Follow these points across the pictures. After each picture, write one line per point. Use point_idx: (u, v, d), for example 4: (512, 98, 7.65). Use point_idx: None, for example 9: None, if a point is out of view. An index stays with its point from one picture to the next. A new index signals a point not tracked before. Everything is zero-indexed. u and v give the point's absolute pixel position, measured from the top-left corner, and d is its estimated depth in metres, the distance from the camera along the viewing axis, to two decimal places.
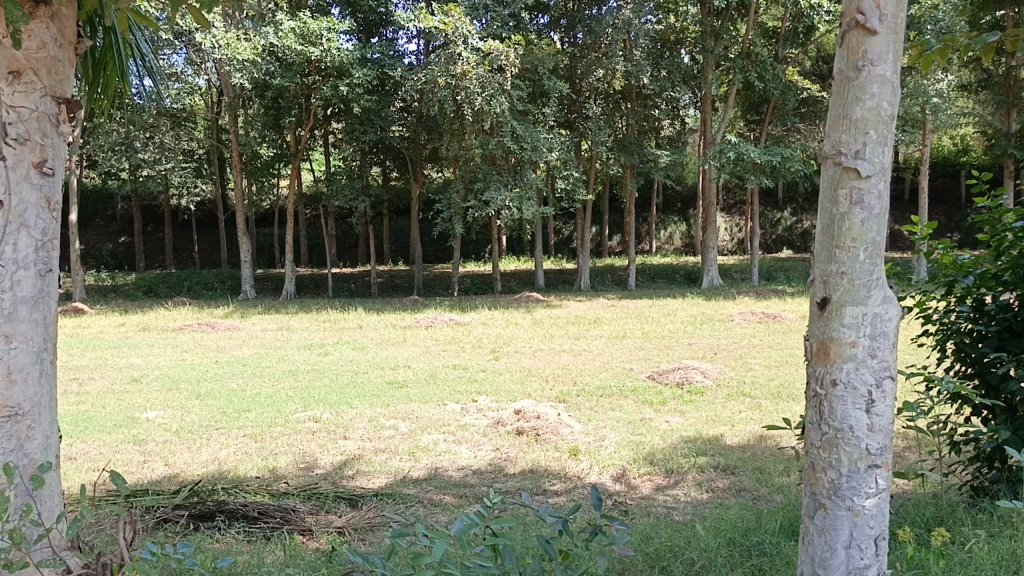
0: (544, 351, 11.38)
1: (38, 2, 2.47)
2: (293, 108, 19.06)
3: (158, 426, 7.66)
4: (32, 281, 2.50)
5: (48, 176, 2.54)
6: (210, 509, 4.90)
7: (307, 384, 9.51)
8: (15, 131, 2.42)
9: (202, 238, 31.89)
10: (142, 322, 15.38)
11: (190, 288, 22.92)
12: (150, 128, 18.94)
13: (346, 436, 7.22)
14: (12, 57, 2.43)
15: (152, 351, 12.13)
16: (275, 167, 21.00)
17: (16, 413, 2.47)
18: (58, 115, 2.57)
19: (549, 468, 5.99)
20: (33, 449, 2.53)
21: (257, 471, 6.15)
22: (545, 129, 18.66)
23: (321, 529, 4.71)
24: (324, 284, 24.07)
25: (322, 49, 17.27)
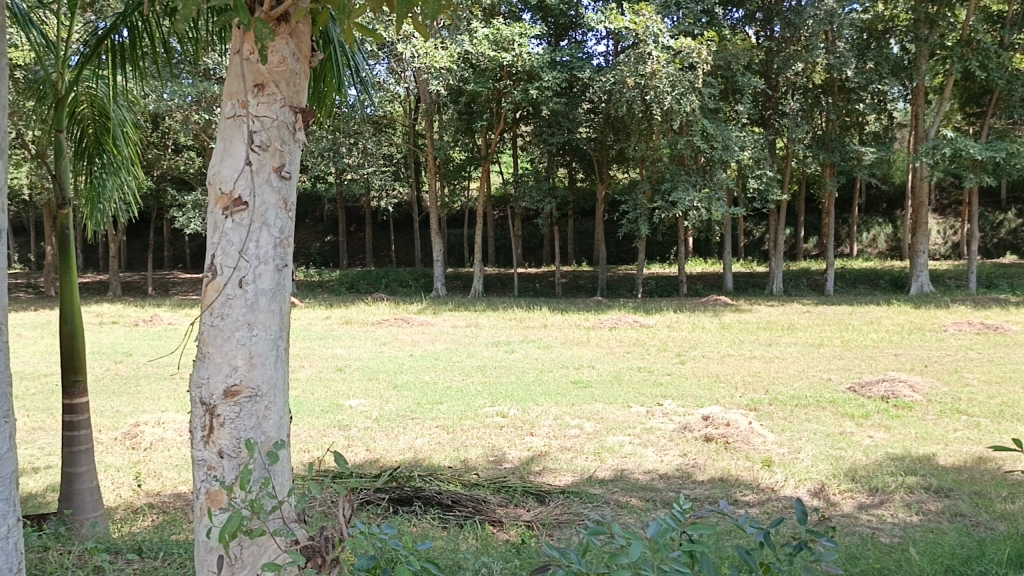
0: (733, 357, 11.02)
1: (280, 19, 2.49)
2: (484, 113, 19.72)
3: (360, 413, 8.19)
4: (271, 275, 2.47)
5: (287, 179, 2.53)
6: (409, 493, 5.19)
7: (495, 380, 9.80)
8: (258, 138, 2.44)
9: (399, 237, 33.74)
10: (345, 316, 16.49)
11: (387, 285, 24.28)
12: (354, 135, 20.30)
13: (533, 432, 7.37)
14: (257, 71, 2.47)
15: (353, 343, 13.00)
16: (466, 170, 21.83)
17: (256, 394, 2.45)
18: (296, 123, 2.56)
19: (740, 477, 5.81)
20: (270, 428, 2.51)
21: (449, 462, 6.43)
22: (736, 127, 18.09)
23: (510, 521, 4.86)
24: (510, 284, 24.64)
25: (514, 54, 17.78)
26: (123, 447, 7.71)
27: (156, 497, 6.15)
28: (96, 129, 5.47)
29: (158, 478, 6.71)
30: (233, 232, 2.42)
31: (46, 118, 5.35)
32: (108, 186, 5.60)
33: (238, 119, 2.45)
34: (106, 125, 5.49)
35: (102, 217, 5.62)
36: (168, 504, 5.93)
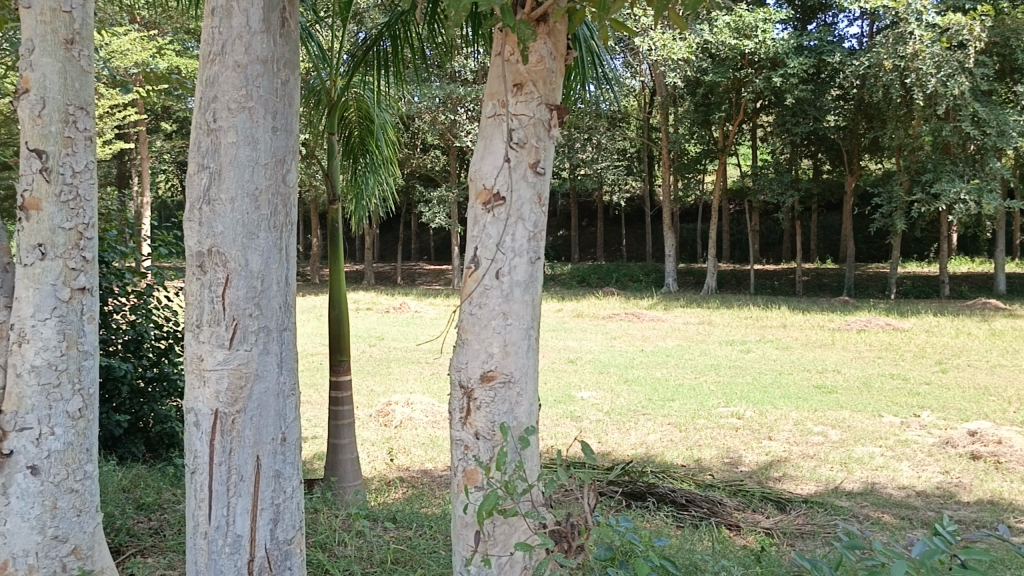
0: (1006, 368, 9.85)
1: (539, 19, 2.54)
2: (723, 104, 19.16)
3: (592, 405, 8.30)
4: (525, 267, 2.54)
5: (542, 175, 2.58)
6: (642, 489, 5.20)
7: (730, 380, 9.51)
8: (516, 136, 2.51)
9: (631, 232, 33.73)
10: (577, 309, 16.76)
11: (618, 279, 24.35)
12: (590, 131, 20.59)
13: (771, 436, 7.07)
14: (516, 71, 2.55)
15: (585, 336, 13.20)
16: (702, 163, 21.37)
17: (509, 380, 2.53)
18: (551, 121, 2.60)
19: (1014, 503, 5.20)
20: (521, 414, 2.57)
21: (682, 460, 6.34)
22: (1016, 110, 16.11)
23: (748, 527, 4.71)
24: (746, 281, 23.76)
25: (756, 42, 17.08)
26: (376, 423, 8.40)
27: (405, 472, 6.64)
28: (361, 131, 5.98)
29: (407, 454, 7.25)
30: (491, 226, 2.52)
31: (320, 122, 5.92)
32: (369, 183, 6.16)
33: (497, 118, 2.54)
34: (370, 128, 5.99)
35: (364, 211, 6.23)
36: (417, 479, 6.39)
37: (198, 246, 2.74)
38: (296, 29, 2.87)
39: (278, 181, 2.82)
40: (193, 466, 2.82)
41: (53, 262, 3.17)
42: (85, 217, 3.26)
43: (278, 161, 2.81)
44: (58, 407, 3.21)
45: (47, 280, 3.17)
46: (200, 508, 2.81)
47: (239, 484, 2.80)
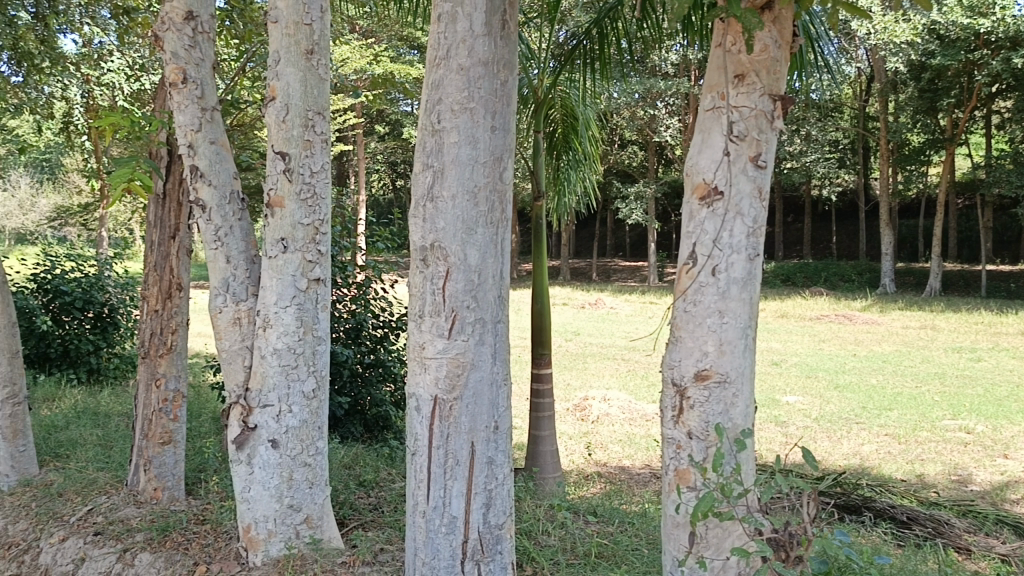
0: None
1: (763, 7, 2.45)
2: (952, 89, 17.55)
3: (798, 411, 7.91)
4: (743, 264, 2.45)
5: (762, 168, 2.48)
6: (857, 502, 4.90)
7: (957, 391, 8.71)
8: (736, 128, 2.44)
9: (842, 228, 31.77)
10: (782, 310, 16.03)
11: (827, 279, 23.02)
12: (799, 122, 19.64)
13: (1007, 455, 6.41)
14: (738, 62, 2.47)
15: (791, 338, 12.60)
16: (926, 154, 19.69)
17: (725, 380, 2.46)
18: (774, 112, 2.49)
19: None
20: (736, 415, 2.50)
21: (902, 475, 5.90)
22: None
23: (980, 551, 4.30)
24: (976, 283, 21.64)
25: (994, 20, 15.47)
26: (574, 417, 8.50)
27: (603, 467, 6.68)
28: (565, 128, 6.06)
29: (605, 450, 7.28)
30: (708, 221, 2.45)
31: (526, 119, 6.06)
32: (571, 179, 6.19)
33: (717, 111, 2.48)
34: (574, 125, 6.04)
35: (565, 207, 6.24)
36: (615, 475, 6.40)
37: (421, 241, 2.90)
38: (515, 30, 2.96)
39: (496, 179, 2.92)
40: (413, 448, 2.99)
41: (292, 255, 3.47)
42: (321, 213, 3.55)
43: (496, 159, 2.90)
44: (295, 387, 3.52)
45: (288, 270, 3.48)
46: (419, 488, 2.98)
47: (455, 468, 2.94)
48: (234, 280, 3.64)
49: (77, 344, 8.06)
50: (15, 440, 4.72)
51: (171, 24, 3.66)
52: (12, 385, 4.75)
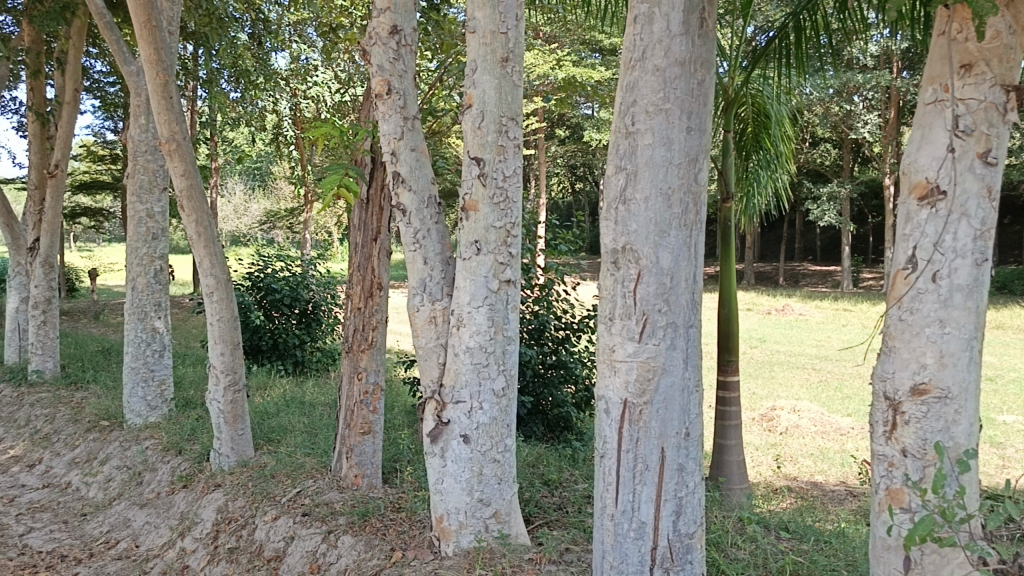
0: None
1: None
2: None
3: (1018, 432, 7.16)
4: (969, 270, 2.25)
5: (992, 166, 2.26)
6: None
7: None
8: (963, 123, 2.25)
9: None
10: (996, 320, 14.63)
11: None
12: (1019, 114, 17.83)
13: None
14: (966, 51, 2.27)
15: (1009, 351, 11.45)
16: None
17: (945, 395, 2.28)
18: (1007, 104, 2.26)
19: None
20: (958, 433, 2.30)
21: None
22: None
23: None
24: None
25: None
26: (761, 428, 8.18)
27: (794, 481, 6.38)
28: (756, 126, 5.79)
29: (795, 463, 6.96)
30: (928, 223, 2.28)
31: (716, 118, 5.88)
32: (762, 178, 5.90)
33: (940, 104, 2.30)
34: (766, 123, 5.77)
35: (754, 208, 5.96)
36: (807, 491, 6.10)
37: (613, 243, 2.90)
38: (714, 28, 2.88)
39: (691, 180, 2.85)
40: (602, 451, 3.00)
41: (486, 256, 3.57)
42: (513, 216, 3.63)
43: (692, 161, 2.84)
44: (487, 385, 3.63)
45: (481, 272, 3.58)
46: (608, 491, 2.98)
47: (645, 473, 2.91)
48: (431, 281, 3.81)
49: (285, 338, 8.73)
50: (235, 424, 5.16)
51: (377, 38, 3.88)
52: (233, 374, 5.18)
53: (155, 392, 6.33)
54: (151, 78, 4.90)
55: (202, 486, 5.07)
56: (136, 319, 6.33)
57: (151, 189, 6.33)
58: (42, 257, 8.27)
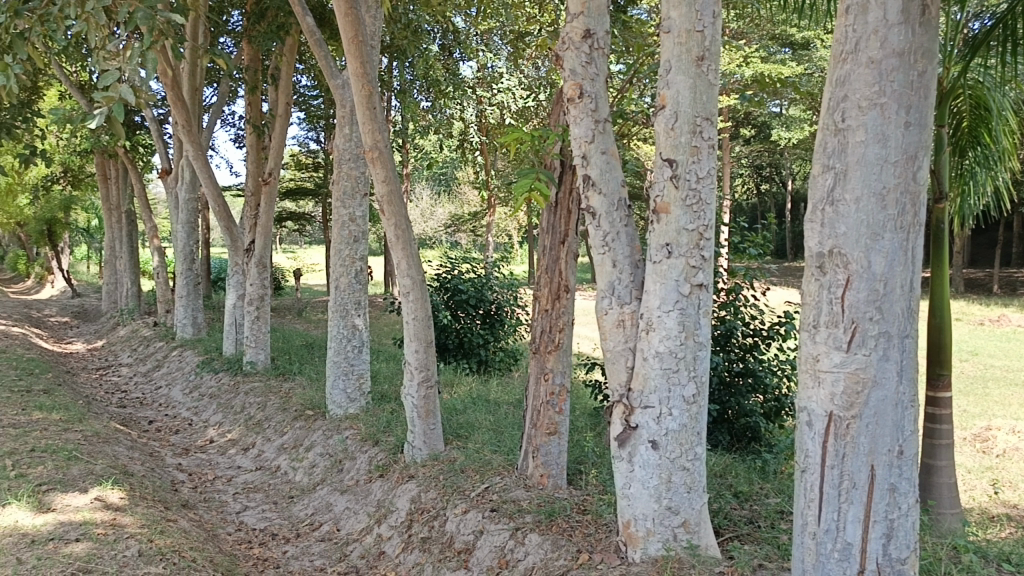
0: None
1: None
2: None
3: None
4: None
5: None
6: None
7: None
8: None
9: None
10: None
11: None
12: None
13: None
14: None
15: None
16: None
17: None
18: None
19: None
20: None
21: None
22: None
23: None
24: None
25: None
26: (973, 448, 7.49)
27: (1014, 509, 5.79)
28: (973, 120, 5.27)
29: (1015, 490, 6.31)
30: None
31: None
32: (979, 177, 5.37)
33: None
34: (985, 116, 5.23)
35: (967, 210, 5.50)
36: None
37: (819, 247, 2.76)
38: (938, 14, 2.65)
39: (910, 179, 2.64)
40: (804, 465, 2.87)
41: (677, 259, 3.50)
42: (706, 218, 3.53)
43: (909, 158, 2.63)
44: (676, 391, 3.54)
45: (672, 275, 3.51)
46: (811, 507, 2.86)
47: (852, 491, 2.74)
48: (619, 284, 3.78)
49: (470, 337, 9.02)
50: (427, 419, 5.38)
51: (570, 43, 3.92)
52: (426, 370, 5.40)
53: (354, 385, 6.75)
54: (358, 90, 5.12)
55: (397, 476, 5.34)
56: (338, 316, 6.74)
57: (354, 194, 6.68)
58: (257, 257, 9.02)
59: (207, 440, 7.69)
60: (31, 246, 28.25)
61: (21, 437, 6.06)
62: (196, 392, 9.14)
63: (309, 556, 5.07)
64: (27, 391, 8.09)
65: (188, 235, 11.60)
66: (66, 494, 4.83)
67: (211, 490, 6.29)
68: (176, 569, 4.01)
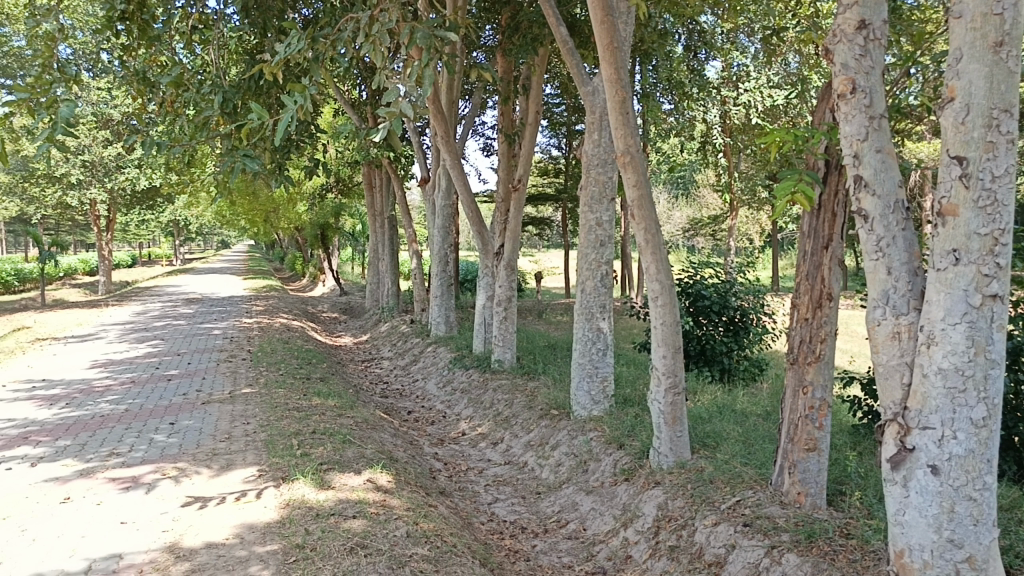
0: None
1: None
2: None
3: None
4: None
5: None
6: None
7: None
8: None
9: None
10: None
11: None
12: None
13: None
14: None
15: None
16: None
17: None
18: None
19: None
20: None
21: None
22: None
23: None
24: None
25: None
26: None
27: None
28: None
29: None
30: None
31: None
32: None
33: None
34: None
35: None
36: None
37: None
38: None
39: None
40: None
41: (966, 267, 3.05)
42: (1004, 222, 3.04)
43: None
44: (962, 412, 3.11)
45: (959, 285, 3.07)
46: None
47: None
48: (894, 293, 3.43)
49: (713, 346, 8.75)
50: (674, 425, 5.28)
51: (843, 36, 3.56)
52: (673, 376, 5.24)
53: (598, 387, 6.78)
54: (612, 96, 5.00)
55: (643, 481, 5.31)
56: (583, 319, 6.83)
57: (602, 199, 6.72)
58: (506, 260, 9.39)
59: (459, 432, 8.16)
60: (307, 247, 31.54)
61: (304, 419, 6.79)
62: (449, 386, 9.73)
63: (557, 552, 5.21)
64: (308, 378, 9.05)
65: (443, 239, 12.35)
66: (343, 474, 5.33)
67: (464, 480, 6.67)
68: (439, 552, 4.28)
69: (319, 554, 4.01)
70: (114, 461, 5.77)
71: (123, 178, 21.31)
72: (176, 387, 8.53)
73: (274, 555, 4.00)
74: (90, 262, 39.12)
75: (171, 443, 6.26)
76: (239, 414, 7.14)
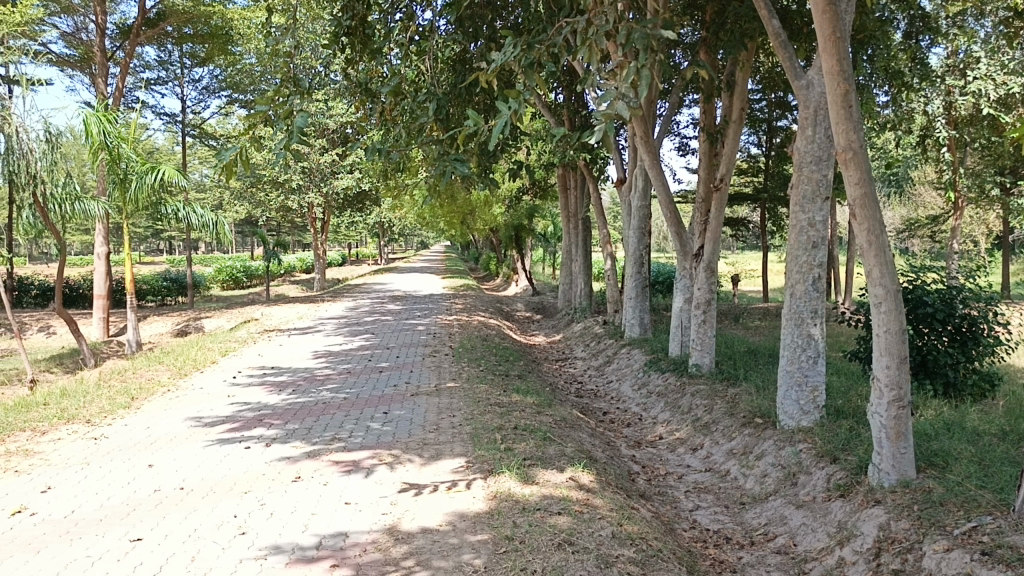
0: None
1: None
2: None
3: None
4: None
5: None
6: None
7: None
8: None
9: None
10: None
11: None
12: None
13: None
14: None
15: None
16: None
17: None
18: None
19: None
20: None
21: None
22: None
23: None
24: None
25: None
26: None
27: None
28: None
29: None
30: None
31: None
32: None
33: None
34: None
35: None
36: None
37: None
38: None
39: None
40: None
41: None
42: None
43: None
44: None
45: None
46: None
47: None
48: None
49: (935, 356, 8.08)
50: (898, 441, 4.91)
51: None
52: (898, 389, 4.86)
53: (808, 397, 6.49)
54: (832, 90, 4.62)
55: (862, 499, 5.00)
56: (793, 324, 6.52)
57: (815, 199, 6.35)
58: (706, 263, 9.12)
59: (656, 436, 8.07)
60: (502, 248, 32.54)
61: (506, 415, 6.99)
62: (644, 389, 9.65)
63: (764, 566, 5.01)
64: (507, 375, 9.31)
65: (639, 241, 12.11)
66: (546, 470, 5.43)
67: (664, 484, 6.60)
68: (645, 556, 4.25)
69: (528, 547, 4.10)
70: (336, 445, 6.22)
71: (337, 181, 22.99)
72: (387, 379, 9.08)
73: (485, 545, 4.14)
74: (307, 260, 42.62)
75: (386, 432, 6.65)
76: (445, 407, 7.46)
